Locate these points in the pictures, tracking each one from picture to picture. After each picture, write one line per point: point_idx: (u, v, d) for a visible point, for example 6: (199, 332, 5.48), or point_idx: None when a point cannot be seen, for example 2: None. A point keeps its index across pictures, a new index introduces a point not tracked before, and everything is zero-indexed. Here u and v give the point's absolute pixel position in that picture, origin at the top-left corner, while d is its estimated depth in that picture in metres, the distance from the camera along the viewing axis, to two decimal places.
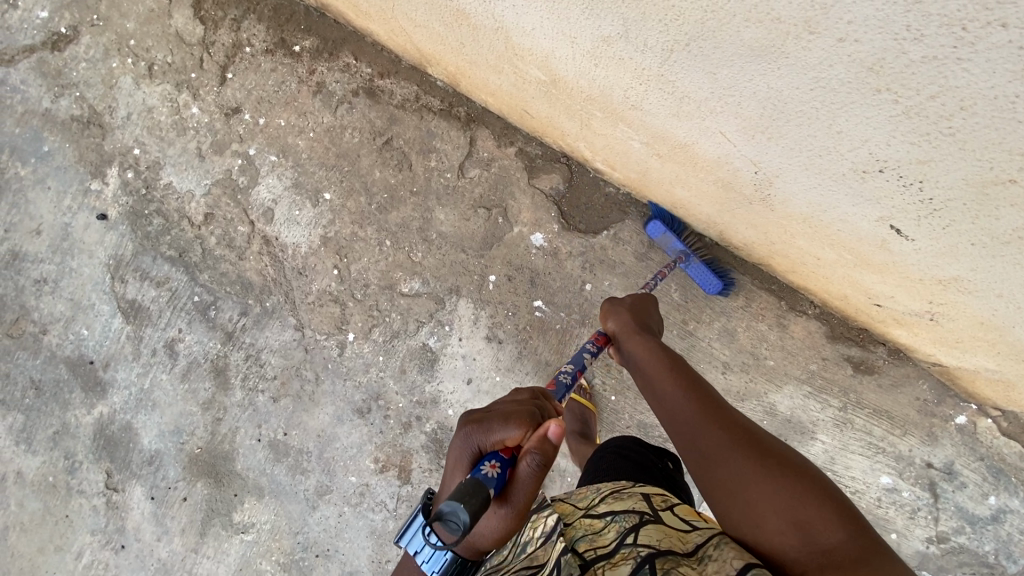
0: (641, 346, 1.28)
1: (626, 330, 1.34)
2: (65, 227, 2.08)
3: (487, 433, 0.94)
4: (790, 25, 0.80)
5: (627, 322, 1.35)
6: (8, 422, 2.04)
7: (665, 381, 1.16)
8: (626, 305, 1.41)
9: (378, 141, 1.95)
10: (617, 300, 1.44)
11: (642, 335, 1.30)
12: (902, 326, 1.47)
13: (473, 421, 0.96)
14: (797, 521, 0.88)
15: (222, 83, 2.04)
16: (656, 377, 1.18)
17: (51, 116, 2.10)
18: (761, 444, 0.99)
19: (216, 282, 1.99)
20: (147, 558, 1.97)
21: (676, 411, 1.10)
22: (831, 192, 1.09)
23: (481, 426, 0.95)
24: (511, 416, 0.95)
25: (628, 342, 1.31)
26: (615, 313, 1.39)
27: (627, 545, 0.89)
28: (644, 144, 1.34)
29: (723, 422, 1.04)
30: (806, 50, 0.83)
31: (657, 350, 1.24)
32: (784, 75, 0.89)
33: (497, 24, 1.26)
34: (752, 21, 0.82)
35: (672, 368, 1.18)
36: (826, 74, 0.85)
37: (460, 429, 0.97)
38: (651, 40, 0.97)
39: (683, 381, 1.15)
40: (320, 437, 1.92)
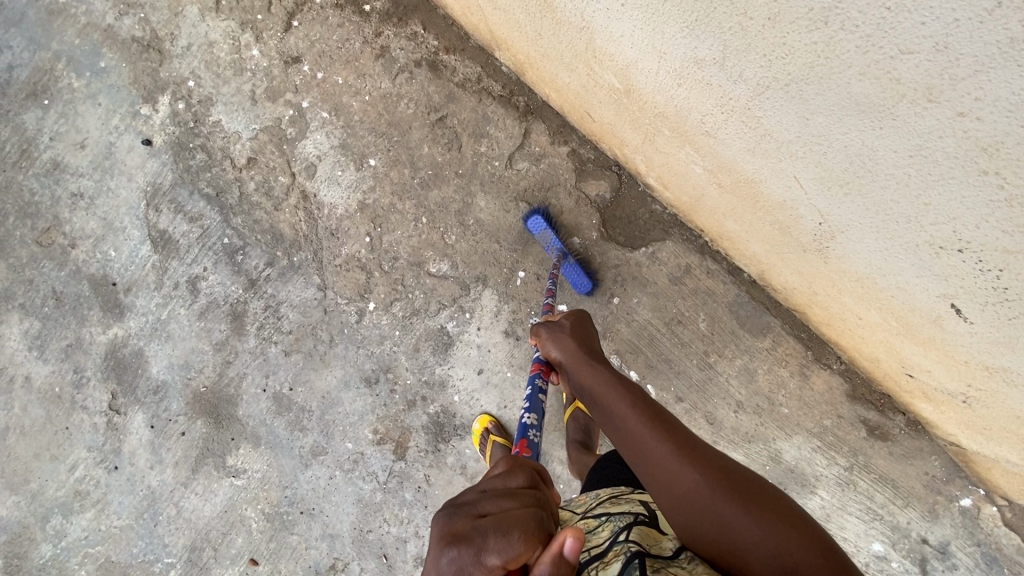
0: (590, 371, 1.18)
1: (573, 359, 1.24)
2: (109, 145, 2.08)
3: (481, 557, 0.66)
4: (909, 88, 0.77)
5: (576, 352, 1.25)
6: (25, 327, 2.07)
7: (621, 408, 1.07)
8: (572, 331, 1.32)
9: (432, 116, 1.92)
10: (555, 324, 1.35)
11: (593, 364, 1.20)
12: (928, 401, 1.45)
13: (459, 537, 0.68)
14: (778, 551, 0.80)
15: (286, 30, 2.02)
16: (609, 405, 1.09)
17: (113, 33, 2.09)
18: (727, 471, 0.93)
19: (247, 228, 1.99)
20: (137, 483, 2.00)
21: (636, 441, 1.00)
22: (896, 259, 1.06)
23: (472, 545, 0.67)
24: (507, 528, 0.68)
25: (578, 369, 1.21)
26: (557, 339, 1.30)
27: (619, 540, 0.87)
28: (705, 170, 1.31)
29: (685, 448, 0.96)
30: (918, 116, 0.79)
31: (608, 380, 1.14)
32: (884, 135, 0.85)
33: (582, 23, 1.22)
34: (866, 76, 0.79)
35: (625, 393, 1.09)
36: (931, 144, 0.82)
37: (440, 547, 0.69)
38: (747, 72, 0.93)
39: (638, 406, 1.06)
40: (324, 399, 1.93)
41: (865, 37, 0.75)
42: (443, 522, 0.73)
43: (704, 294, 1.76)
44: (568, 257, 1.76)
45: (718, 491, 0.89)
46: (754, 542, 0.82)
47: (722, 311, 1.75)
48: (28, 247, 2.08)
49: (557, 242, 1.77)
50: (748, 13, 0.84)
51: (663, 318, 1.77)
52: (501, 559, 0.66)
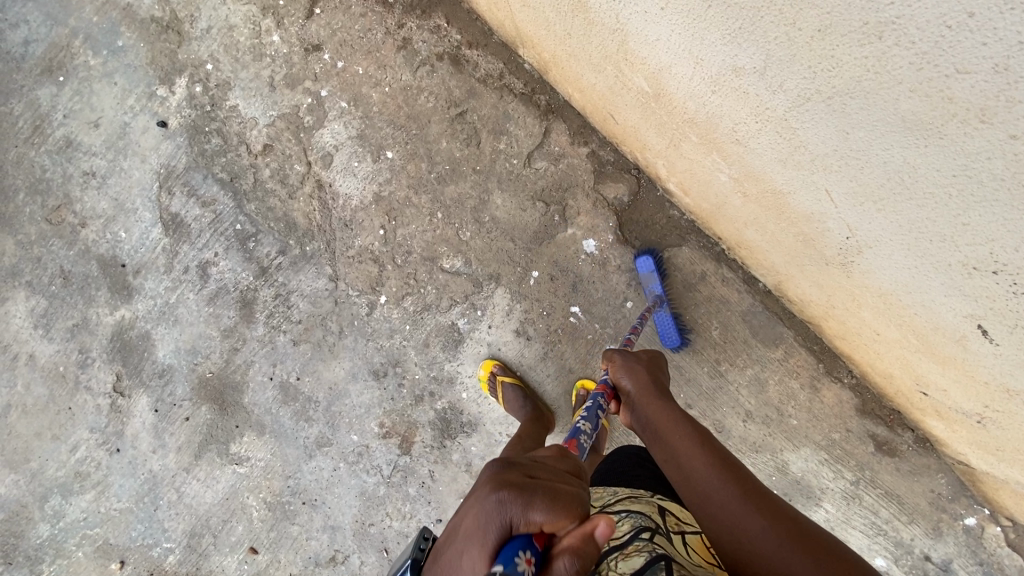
0: (658, 406, 1.24)
1: (643, 393, 1.28)
2: (124, 126, 2.07)
3: (525, 511, 0.71)
4: (962, 108, 0.76)
5: (646, 387, 1.29)
6: (31, 305, 2.06)
7: (688, 447, 1.13)
8: (644, 365, 1.35)
9: (452, 111, 1.91)
10: (630, 355, 1.39)
11: (662, 401, 1.25)
12: (940, 419, 1.46)
13: (510, 483, 0.76)
14: None
15: (308, 17, 2.00)
16: (675, 443, 1.15)
17: (132, 13, 2.08)
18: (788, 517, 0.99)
19: (260, 215, 1.98)
20: (139, 467, 2.00)
21: (702, 485, 1.06)
22: (925, 277, 1.06)
23: (520, 494, 0.73)
24: (554, 496, 0.74)
25: (648, 403, 1.26)
26: (630, 373, 1.34)
27: (642, 540, 0.89)
28: (731, 178, 1.31)
29: (749, 494, 1.03)
30: (966, 136, 0.79)
31: (678, 418, 1.19)
32: (929, 154, 0.85)
33: (616, 25, 1.20)
34: (917, 93, 0.78)
35: (690, 433, 1.16)
36: (978, 165, 0.81)
37: (489, 489, 0.76)
38: (789, 83, 0.92)
39: (705, 448, 1.12)
40: (331, 390, 1.93)
41: (920, 55, 0.74)
42: (496, 474, 0.79)
43: (719, 302, 1.75)
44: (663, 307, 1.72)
45: (781, 536, 0.95)
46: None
47: (735, 319, 1.74)
48: (37, 224, 2.07)
49: (659, 287, 1.73)
50: (796, 23, 0.83)
51: (676, 324, 1.77)
52: (540, 517, 0.71)
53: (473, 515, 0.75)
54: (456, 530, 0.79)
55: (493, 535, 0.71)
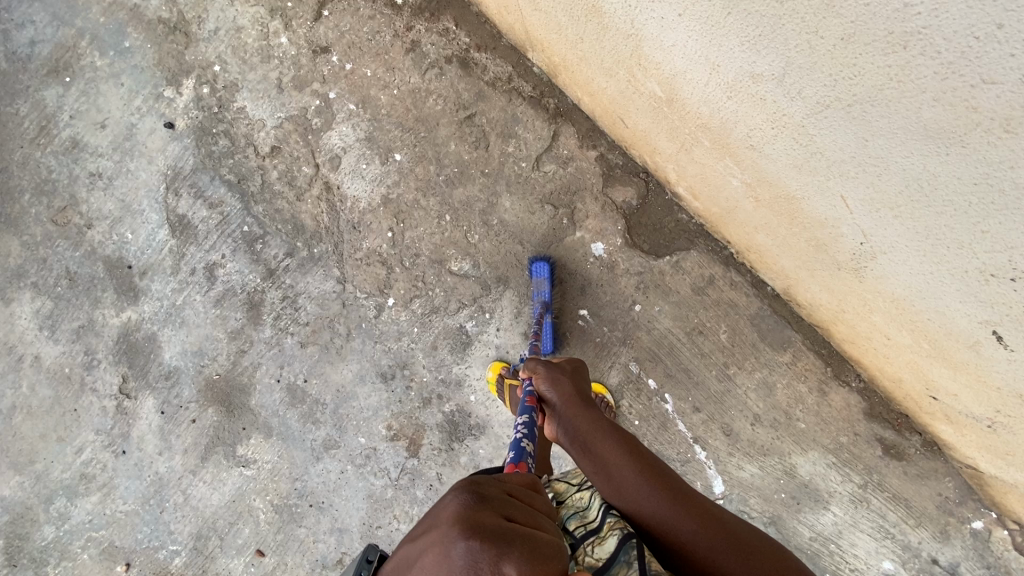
0: (585, 417, 1.21)
1: (568, 403, 1.25)
2: (130, 127, 2.06)
3: (497, 563, 0.59)
4: (986, 117, 0.76)
5: (572, 398, 1.26)
6: (36, 306, 2.05)
7: (613, 456, 1.10)
8: (568, 375, 1.33)
9: (460, 113, 1.91)
10: (555, 365, 1.36)
11: (588, 411, 1.22)
12: (950, 423, 1.46)
13: (484, 531, 0.61)
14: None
15: (316, 19, 2.00)
16: (602, 453, 1.11)
17: (139, 13, 2.08)
18: (714, 516, 0.99)
19: (268, 217, 1.98)
20: (145, 469, 1.99)
21: (631, 491, 1.02)
22: (940, 283, 1.06)
23: (495, 553, 0.59)
24: (532, 552, 0.62)
25: (573, 415, 1.22)
26: (558, 385, 1.30)
27: (615, 516, 0.95)
28: (743, 183, 1.31)
29: (675, 496, 1.01)
30: (989, 145, 0.79)
31: (603, 426, 1.17)
32: (950, 161, 0.85)
33: (630, 30, 1.20)
34: (940, 102, 0.79)
35: (614, 441, 1.13)
36: (1000, 173, 0.82)
37: (457, 533, 0.61)
38: (808, 91, 0.92)
39: (630, 454, 1.10)
40: (339, 392, 1.92)
41: (945, 65, 0.75)
42: (466, 513, 0.65)
43: (727, 306, 1.75)
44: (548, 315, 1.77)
45: (708, 534, 0.95)
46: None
47: (744, 323, 1.74)
48: (42, 225, 2.06)
49: (546, 296, 1.78)
50: (819, 31, 0.83)
51: (684, 327, 1.77)
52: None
53: (430, 561, 0.61)
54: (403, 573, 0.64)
55: None
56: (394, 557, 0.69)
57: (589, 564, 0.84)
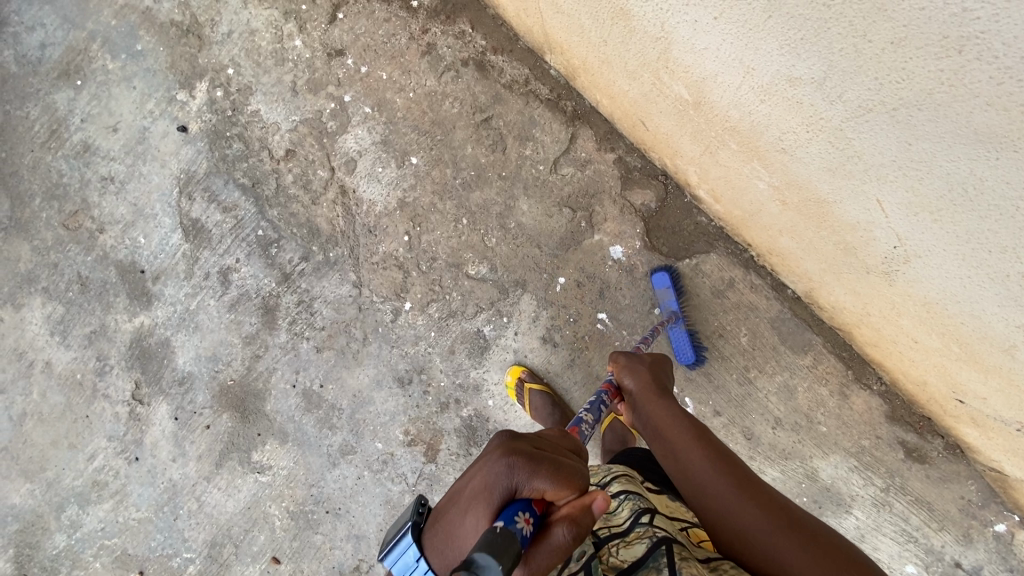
0: (660, 406, 1.23)
1: (643, 390, 1.29)
2: (143, 130, 2.05)
3: (527, 476, 0.78)
4: None
5: (647, 385, 1.29)
6: (47, 311, 2.03)
7: (689, 447, 1.13)
8: (647, 364, 1.34)
9: (477, 116, 1.90)
10: (635, 354, 1.38)
11: (663, 399, 1.25)
12: (975, 427, 1.46)
13: (516, 450, 0.81)
14: None
15: (331, 21, 1.99)
16: (671, 437, 1.17)
17: (151, 16, 2.06)
18: (792, 514, 1.03)
19: (283, 221, 1.96)
20: (158, 475, 1.97)
21: (698, 478, 1.09)
22: (978, 287, 1.06)
23: (524, 463, 0.79)
24: (558, 467, 0.80)
25: (646, 401, 1.26)
26: (633, 370, 1.33)
27: (642, 524, 0.93)
28: (770, 186, 1.31)
29: (751, 492, 1.05)
30: None
31: (678, 414, 1.20)
32: (1000, 166, 0.85)
33: (659, 32, 1.19)
34: (994, 107, 0.79)
35: (691, 433, 1.16)
36: None
37: (498, 454, 0.81)
38: (850, 94, 0.92)
39: (700, 441, 1.15)
40: (355, 398, 1.91)
41: (1002, 69, 0.74)
42: (506, 440, 0.86)
43: (747, 309, 1.75)
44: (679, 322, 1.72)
45: (774, 524, 1.00)
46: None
47: (764, 326, 1.74)
48: (53, 229, 2.04)
49: (674, 303, 1.74)
50: (867, 35, 0.82)
51: (704, 331, 1.76)
52: (541, 483, 0.78)
53: (479, 477, 0.81)
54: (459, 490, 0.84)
55: (498, 492, 0.77)
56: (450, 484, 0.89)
57: (614, 565, 0.87)
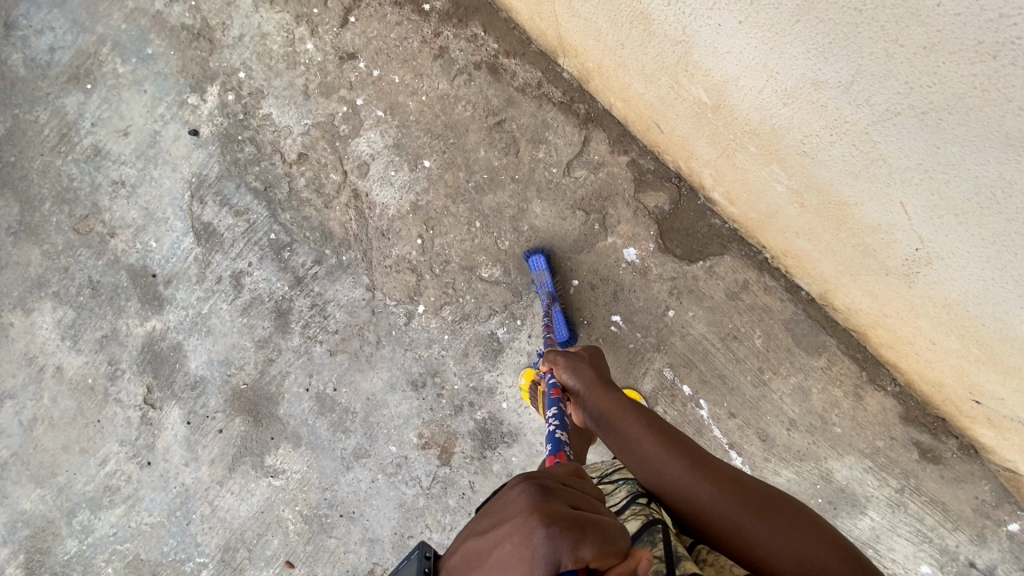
0: (609, 399, 1.19)
1: (589, 387, 1.22)
2: (154, 134, 2.04)
3: (577, 549, 0.65)
4: None
5: (592, 380, 1.23)
6: (58, 316, 2.02)
7: (644, 438, 1.09)
8: (589, 361, 1.29)
9: (490, 120, 1.90)
10: (572, 352, 1.31)
11: (610, 391, 1.20)
12: (991, 427, 1.47)
13: (560, 517, 0.66)
14: (792, 549, 0.91)
15: (343, 24, 1.99)
16: (621, 427, 1.13)
17: (162, 20, 2.06)
18: (747, 486, 1.01)
19: (296, 224, 1.96)
20: (170, 480, 1.96)
21: (653, 465, 1.05)
22: (1000, 288, 1.07)
23: (575, 536, 0.65)
24: (603, 531, 0.69)
25: (593, 397, 1.20)
26: (576, 369, 1.26)
27: (639, 503, 0.97)
28: (789, 189, 1.31)
29: (713, 477, 1.02)
30: None
31: (624, 404, 1.16)
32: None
33: (681, 36, 1.20)
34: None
35: (645, 424, 1.11)
36: None
37: (535, 520, 0.66)
38: (878, 99, 0.92)
39: (647, 427, 1.11)
40: (368, 401, 1.91)
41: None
42: (537, 502, 0.69)
43: (761, 311, 1.75)
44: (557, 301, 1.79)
45: (730, 499, 0.98)
46: (789, 560, 0.90)
47: (778, 328, 1.74)
48: (64, 234, 2.03)
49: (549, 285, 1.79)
50: (899, 40, 0.83)
51: (718, 332, 1.77)
52: (592, 555, 0.65)
53: (513, 550, 0.64)
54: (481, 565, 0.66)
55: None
56: (463, 549, 0.71)
57: None
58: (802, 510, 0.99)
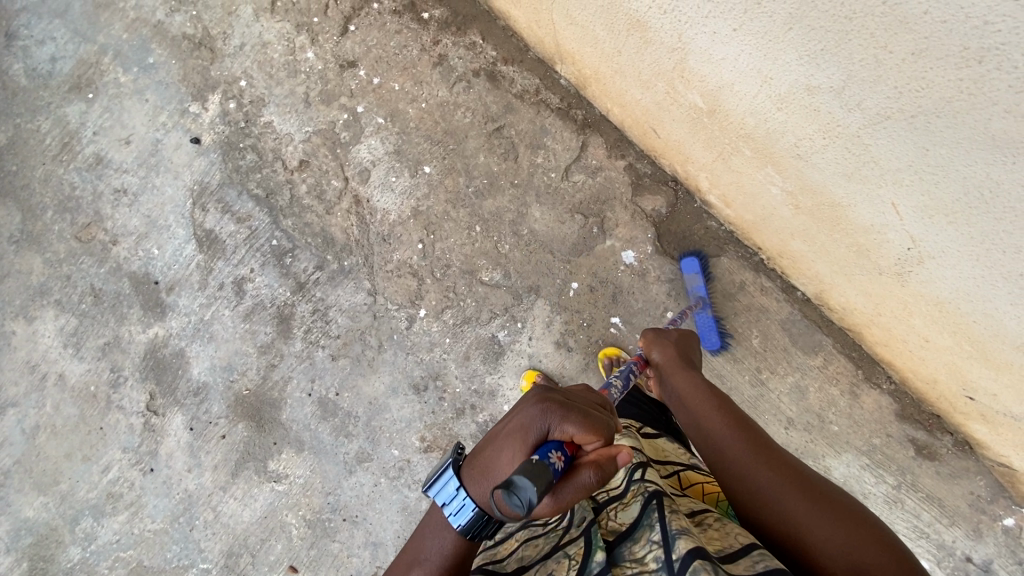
0: (687, 380, 1.28)
1: (670, 362, 1.35)
2: (155, 142, 2.06)
3: (559, 420, 0.90)
4: None
5: (674, 356, 1.36)
6: (60, 323, 2.03)
7: (714, 418, 1.18)
8: (675, 339, 1.41)
9: (489, 126, 1.93)
10: (662, 330, 1.45)
11: (688, 369, 1.32)
12: (984, 422, 1.50)
13: (549, 400, 0.93)
14: (844, 546, 0.89)
15: (343, 33, 2.02)
16: (692, 404, 1.23)
17: (163, 29, 2.09)
18: (811, 483, 1.03)
19: (297, 230, 1.98)
20: (173, 486, 1.97)
21: (717, 441, 1.14)
22: (990, 286, 1.10)
23: (557, 409, 0.91)
24: (587, 416, 0.91)
25: (670, 373, 1.33)
26: (660, 345, 1.40)
27: (635, 483, 0.95)
28: (783, 192, 1.34)
29: (776, 465, 1.06)
30: None
31: (701, 385, 1.25)
32: (1016, 171, 0.89)
33: (677, 43, 1.23)
34: (1013, 114, 0.82)
35: (720, 407, 1.20)
36: None
37: (533, 400, 0.94)
38: (869, 103, 0.96)
39: (720, 410, 1.19)
40: (371, 405, 1.92)
41: (1020, 79, 0.78)
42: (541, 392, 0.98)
43: (758, 311, 1.78)
44: (706, 308, 1.76)
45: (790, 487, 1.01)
46: (835, 551, 0.89)
47: (775, 328, 1.77)
48: (66, 242, 2.05)
49: (701, 289, 1.77)
50: (888, 46, 0.86)
51: (716, 333, 1.79)
52: (571, 428, 0.89)
53: (517, 419, 0.94)
54: (499, 431, 0.97)
55: (534, 434, 0.90)
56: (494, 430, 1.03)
57: (614, 528, 0.90)
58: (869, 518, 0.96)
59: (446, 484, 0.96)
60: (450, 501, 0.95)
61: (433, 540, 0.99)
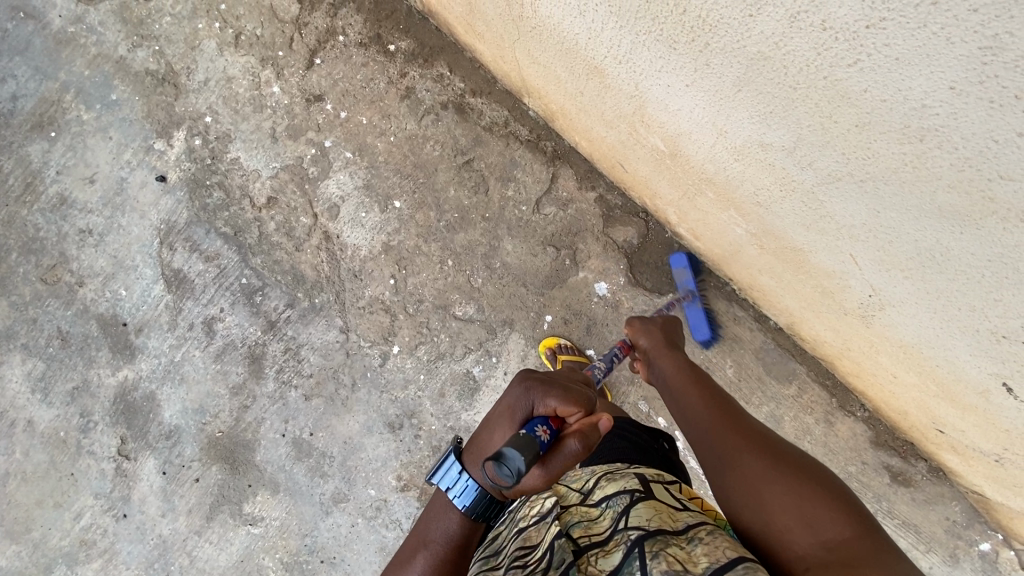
0: (672, 363, 1.29)
1: (656, 348, 1.37)
2: (121, 181, 2.02)
3: (543, 398, 0.99)
4: (1003, 208, 0.80)
5: (659, 342, 1.38)
6: (27, 368, 1.99)
7: (693, 397, 1.16)
8: (660, 326, 1.44)
9: (458, 159, 1.91)
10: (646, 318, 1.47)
11: (675, 354, 1.33)
12: (956, 453, 1.50)
13: (533, 381, 1.02)
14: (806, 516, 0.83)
15: (308, 67, 1.99)
16: (676, 386, 1.22)
17: (125, 65, 2.05)
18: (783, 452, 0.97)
19: (267, 268, 1.95)
20: (147, 532, 1.93)
21: (692, 417, 1.12)
22: (948, 337, 1.11)
23: (540, 387, 1.00)
24: (568, 390, 1.00)
25: (657, 358, 1.34)
26: (645, 330, 1.42)
27: (619, 530, 0.83)
28: (747, 232, 1.34)
29: (748, 434, 1.02)
30: (1006, 233, 0.83)
31: (685, 368, 1.25)
32: (963, 239, 0.89)
33: (634, 92, 1.22)
34: (956, 190, 0.82)
35: (702, 388, 1.18)
36: (1014, 255, 0.86)
37: (518, 383, 1.04)
38: (821, 163, 0.95)
39: (699, 388, 1.18)
40: (346, 444, 1.90)
41: (960, 159, 0.78)
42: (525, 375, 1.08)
43: (732, 341, 1.78)
44: (694, 300, 1.76)
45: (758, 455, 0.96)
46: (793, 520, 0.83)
47: (748, 357, 1.77)
48: (31, 284, 2.00)
49: (688, 281, 1.77)
50: (834, 117, 0.86)
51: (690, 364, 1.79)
52: (554, 403, 0.98)
53: (506, 402, 1.04)
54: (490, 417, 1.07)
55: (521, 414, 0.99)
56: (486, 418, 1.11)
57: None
58: (842, 491, 0.88)
59: (449, 470, 1.04)
60: (455, 484, 1.04)
61: (436, 527, 1.05)
